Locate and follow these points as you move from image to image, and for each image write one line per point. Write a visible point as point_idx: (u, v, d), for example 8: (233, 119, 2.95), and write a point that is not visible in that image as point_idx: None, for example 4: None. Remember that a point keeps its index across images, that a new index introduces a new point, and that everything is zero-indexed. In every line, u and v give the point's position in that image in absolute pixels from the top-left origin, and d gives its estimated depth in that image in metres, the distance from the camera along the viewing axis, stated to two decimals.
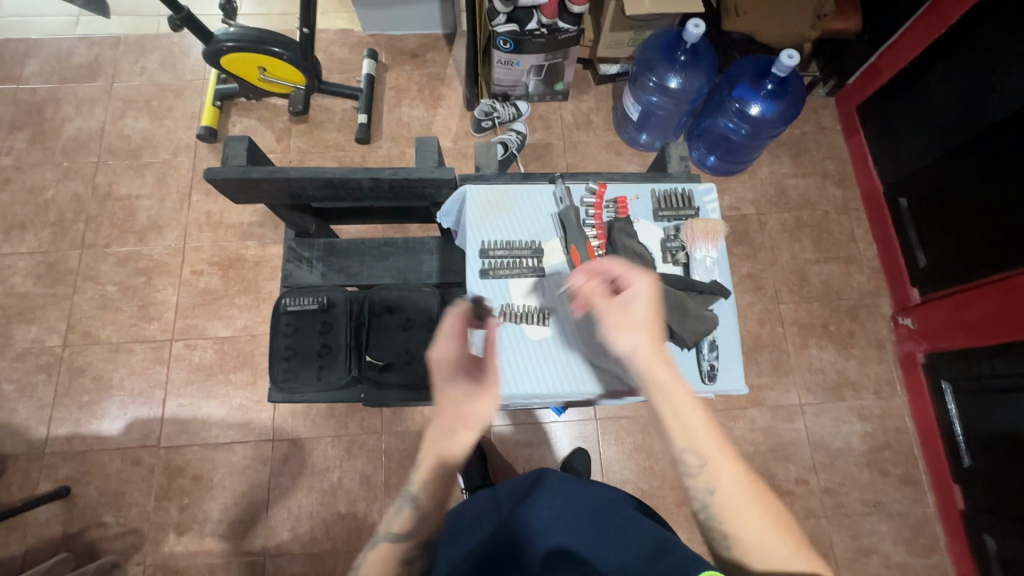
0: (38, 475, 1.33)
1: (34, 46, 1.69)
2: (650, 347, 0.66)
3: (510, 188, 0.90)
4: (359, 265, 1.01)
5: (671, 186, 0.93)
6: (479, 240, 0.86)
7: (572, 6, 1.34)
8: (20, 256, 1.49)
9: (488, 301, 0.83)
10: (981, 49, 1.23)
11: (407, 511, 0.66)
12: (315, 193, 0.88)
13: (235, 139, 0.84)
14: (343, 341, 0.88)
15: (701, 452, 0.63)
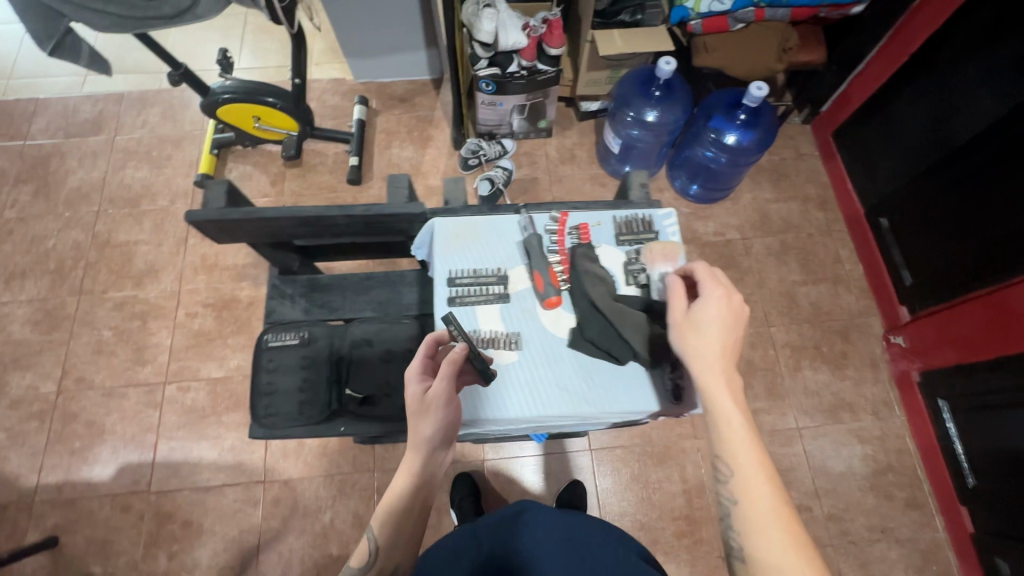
0: (26, 525, 1.31)
1: (41, 104, 1.78)
2: (707, 358, 0.69)
3: (476, 219, 0.92)
4: (341, 299, 0.99)
5: (632, 212, 0.96)
6: (447, 269, 0.88)
7: (549, 49, 1.43)
8: (19, 304, 1.52)
9: (456, 328, 0.84)
10: (944, 73, 1.28)
11: (366, 543, 0.67)
12: (295, 232, 0.91)
13: (216, 183, 0.89)
14: (323, 376, 0.86)
15: (732, 465, 0.64)
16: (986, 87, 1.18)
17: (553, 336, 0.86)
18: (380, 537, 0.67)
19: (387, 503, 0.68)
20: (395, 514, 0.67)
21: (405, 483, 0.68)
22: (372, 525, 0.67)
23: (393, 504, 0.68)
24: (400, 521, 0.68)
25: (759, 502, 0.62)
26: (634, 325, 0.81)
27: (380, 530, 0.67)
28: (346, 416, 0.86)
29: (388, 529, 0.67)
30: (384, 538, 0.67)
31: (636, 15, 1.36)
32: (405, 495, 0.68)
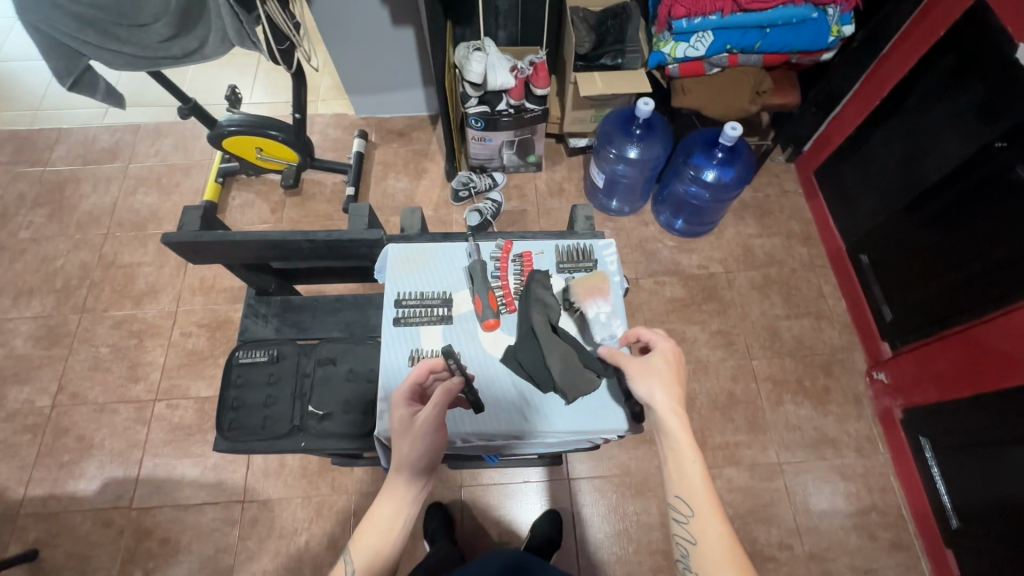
0: (9, 538, 1.34)
1: (64, 134, 1.90)
2: (666, 402, 0.71)
3: (427, 245, 0.95)
4: (310, 320, 0.97)
5: (575, 241, 0.97)
6: (395, 291, 0.91)
7: (536, 88, 1.52)
8: (24, 320, 1.59)
9: (397, 348, 0.86)
10: (915, 116, 1.32)
11: (341, 568, 0.64)
12: (266, 254, 0.91)
13: (191, 209, 0.91)
14: (287, 392, 0.90)
15: (691, 504, 0.66)
16: (952, 130, 1.22)
17: (489, 357, 0.87)
18: (357, 561, 0.64)
19: (368, 524, 0.67)
20: (376, 536, 0.66)
21: (388, 503, 0.68)
22: (350, 548, 0.65)
23: (373, 526, 0.67)
24: (381, 542, 0.66)
25: (714, 543, 0.64)
26: (566, 357, 0.84)
27: (359, 554, 0.64)
28: (305, 433, 0.88)
29: (367, 552, 0.65)
30: (361, 564, 0.64)
31: (618, 58, 1.45)
32: (387, 514, 0.67)
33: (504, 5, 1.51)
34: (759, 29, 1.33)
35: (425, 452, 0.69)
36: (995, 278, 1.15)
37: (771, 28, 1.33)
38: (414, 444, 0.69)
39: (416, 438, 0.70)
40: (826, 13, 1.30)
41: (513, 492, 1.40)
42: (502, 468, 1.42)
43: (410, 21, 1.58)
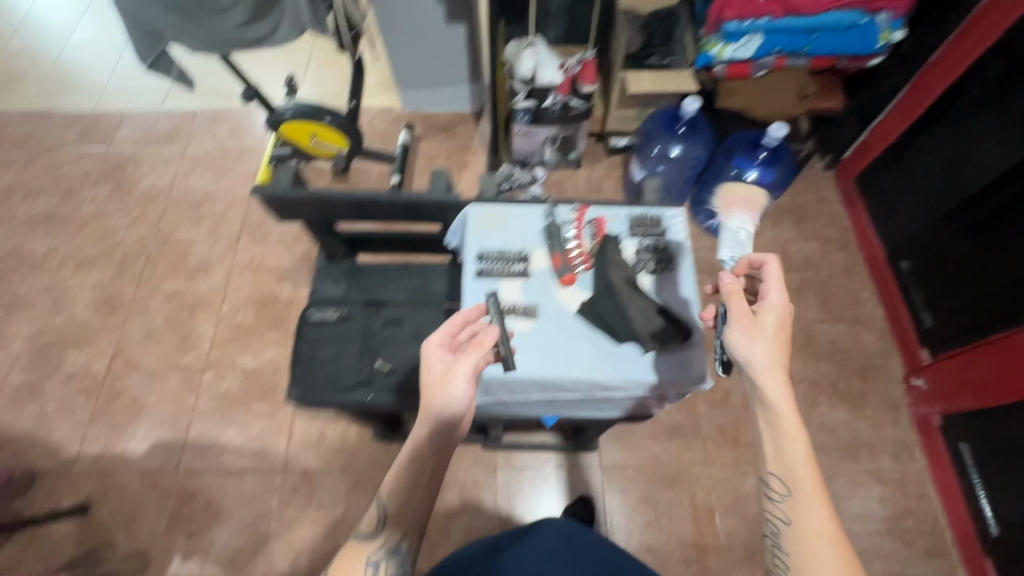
0: (62, 492, 1.40)
1: (127, 117, 2.01)
2: (772, 374, 0.73)
3: (501, 206, 0.97)
4: (377, 284, 1.07)
5: (645, 210, 0.99)
6: (475, 247, 0.92)
7: (584, 86, 1.56)
8: (84, 288, 1.67)
9: (478, 299, 0.87)
10: (959, 124, 1.33)
11: (376, 509, 0.76)
12: (347, 214, 0.99)
13: (285, 166, 0.99)
14: (356, 347, 0.95)
15: (790, 474, 0.70)
16: (997, 137, 1.23)
17: (567, 312, 0.87)
18: (389, 505, 0.75)
19: (398, 473, 0.75)
20: (403, 484, 0.75)
21: (415, 455, 0.75)
22: (382, 492, 0.76)
23: (401, 475, 0.75)
24: (408, 490, 0.75)
25: (814, 522, 0.68)
26: (646, 311, 0.84)
27: (389, 497, 0.75)
28: (373, 387, 0.92)
29: (395, 498, 0.75)
30: (392, 506, 0.75)
31: (665, 58, 1.48)
32: (416, 463, 0.75)
33: (556, 5, 1.56)
34: (806, 33, 1.36)
35: (454, 403, 0.72)
36: None
37: (819, 33, 1.36)
38: (444, 396, 0.72)
39: (445, 390, 0.73)
40: (876, 19, 1.33)
41: (545, 477, 1.42)
42: (536, 453, 1.44)
43: (463, 19, 1.64)
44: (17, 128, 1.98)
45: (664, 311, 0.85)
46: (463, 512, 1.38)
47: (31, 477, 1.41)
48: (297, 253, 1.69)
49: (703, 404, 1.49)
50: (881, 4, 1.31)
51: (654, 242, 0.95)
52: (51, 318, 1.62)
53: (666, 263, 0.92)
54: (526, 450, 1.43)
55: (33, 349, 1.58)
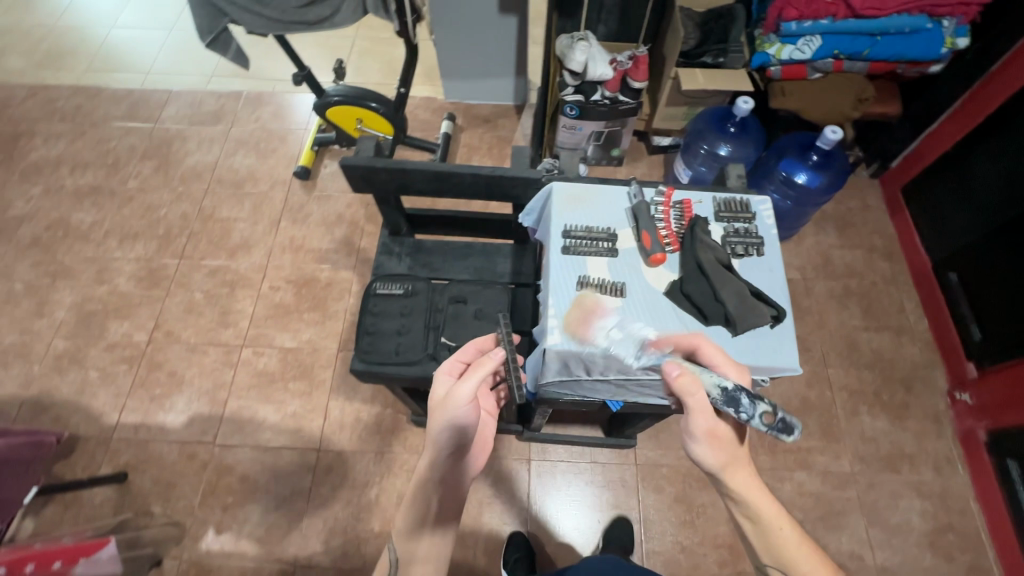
0: (101, 459, 1.41)
1: (173, 95, 2.03)
2: (738, 472, 0.67)
3: (587, 184, 0.97)
4: (441, 262, 1.06)
5: (731, 195, 0.98)
6: (562, 222, 0.92)
7: (634, 82, 1.56)
8: (127, 261, 1.69)
9: (567, 273, 0.87)
10: (1021, 133, 1.31)
11: (388, 555, 0.72)
12: (423, 188, 0.98)
13: (366, 137, 1.01)
14: (421, 322, 0.95)
15: (785, 567, 0.65)
16: None
17: (654, 290, 0.87)
18: (399, 549, 0.71)
19: (407, 508, 0.72)
20: (412, 519, 0.72)
21: (421, 487, 0.72)
22: (394, 532, 0.72)
23: (410, 510, 0.72)
24: (419, 525, 0.71)
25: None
26: (738, 292, 0.84)
27: (399, 537, 0.71)
28: (436, 362, 0.92)
29: (404, 535, 0.71)
30: (404, 548, 0.71)
31: (719, 58, 1.46)
32: (420, 496, 0.72)
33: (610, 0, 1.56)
34: (870, 36, 1.34)
35: (451, 427, 0.69)
36: None
37: (882, 36, 1.34)
38: (440, 421, 0.69)
39: (443, 414, 0.69)
40: (942, 24, 1.32)
41: (580, 471, 1.41)
42: (571, 446, 1.43)
43: (516, 10, 1.64)
44: (66, 102, 2.02)
45: (756, 294, 0.85)
46: (495, 502, 1.37)
47: (71, 442, 1.43)
48: (338, 236, 1.70)
49: None
50: (947, 9, 1.30)
51: (741, 227, 0.94)
52: (95, 288, 1.65)
53: (754, 248, 0.92)
54: (561, 444, 1.43)
55: (77, 317, 1.60)
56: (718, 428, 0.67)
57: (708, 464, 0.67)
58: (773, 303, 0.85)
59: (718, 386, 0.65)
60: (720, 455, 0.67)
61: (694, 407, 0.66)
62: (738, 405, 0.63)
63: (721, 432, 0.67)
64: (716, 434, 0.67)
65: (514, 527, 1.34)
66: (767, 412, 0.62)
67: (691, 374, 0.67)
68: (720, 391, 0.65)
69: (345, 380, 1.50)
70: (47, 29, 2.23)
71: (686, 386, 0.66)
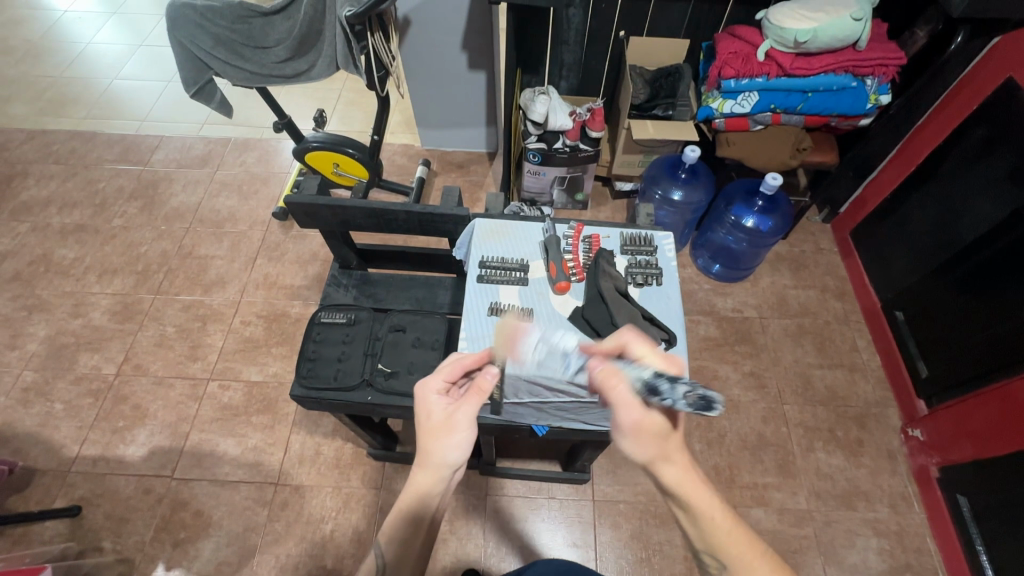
0: (56, 492, 1.41)
1: (164, 141, 2.15)
2: (667, 465, 0.66)
3: (507, 221, 1.08)
4: (385, 293, 1.16)
5: (638, 231, 1.08)
6: (480, 255, 1.02)
7: (591, 131, 1.66)
8: (104, 296, 1.74)
9: (479, 300, 0.96)
10: (948, 180, 1.40)
11: (373, 558, 0.68)
12: (363, 223, 1.07)
13: (311, 176, 1.09)
14: (361, 349, 1.01)
15: (721, 557, 0.63)
16: (987, 193, 1.29)
17: (559, 315, 0.95)
18: (388, 554, 0.68)
19: (395, 524, 0.69)
20: (403, 533, 0.69)
21: (415, 504, 0.70)
22: (380, 542, 0.69)
23: (402, 521, 0.69)
24: (410, 537, 0.69)
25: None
26: (631, 315, 0.92)
27: (388, 546, 0.68)
28: (372, 387, 0.98)
29: (396, 547, 0.68)
30: (392, 555, 0.68)
31: (668, 110, 1.60)
32: (414, 513, 0.70)
33: (569, 59, 1.71)
34: (801, 93, 1.47)
35: (458, 451, 0.71)
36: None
37: (813, 93, 1.47)
38: (449, 446, 0.71)
39: (450, 439, 0.71)
40: (865, 83, 1.45)
41: (537, 507, 1.41)
42: (530, 481, 1.44)
43: (484, 67, 1.77)
44: (62, 145, 2.13)
45: (649, 319, 0.93)
46: (451, 539, 1.35)
47: (28, 475, 1.43)
48: (310, 273, 1.76)
49: (697, 443, 1.49)
50: (869, 69, 1.42)
51: (643, 259, 1.03)
52: (70, 322, 1.69)
53: (653, 278, 1.00)
54: (518, 478, 1.43)
55: (48, 350, 1.63)
56: (645, 421, 0.65)
57: (636, 457, 0.66)
58: (665, 327, 0.93)
59: (640, 378, 0.64)
60: (648, 448, 0.65)
61: (617, 400, 0.66)
62: (659, 393, 0.61)
63: (649, 428, 0.65)
64: (643, 429, 0.65)
65: (469, 564, 1.33)
66: (687, 391, 0.58)
67: (614, 368, 0.68)
68: (642, 382, 0.64)
69: (307, 414, 1.51)
70: (51, 79, 2.38)
71: (610, 382, 0.66)
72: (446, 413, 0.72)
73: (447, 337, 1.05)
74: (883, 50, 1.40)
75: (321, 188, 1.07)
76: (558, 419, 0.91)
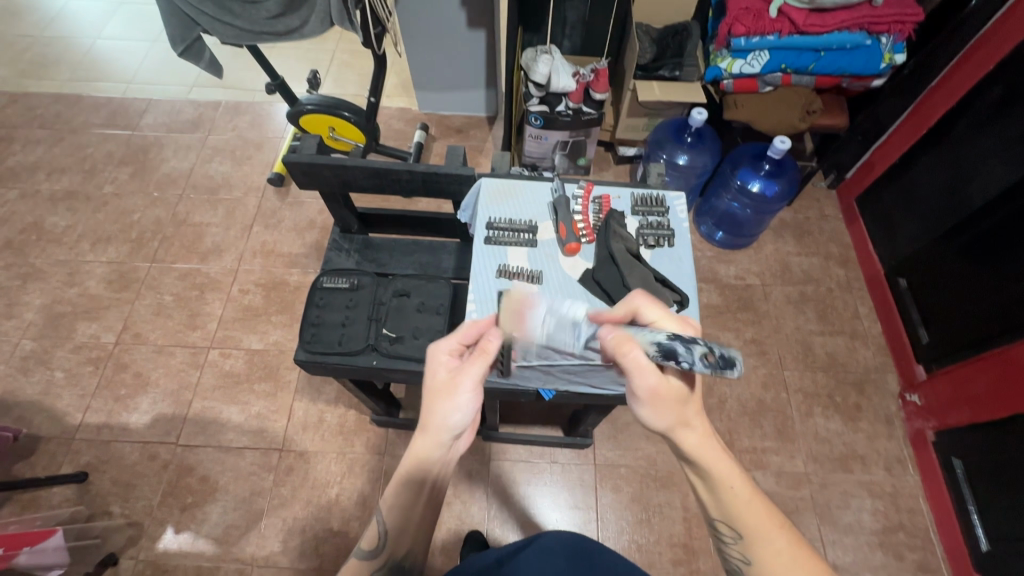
0: (63, 459, 1.42)
1: (153, 104, 2.07)
2: (688, 434, 0.66)
3: (514, 180, 1.05)
4: (388, 257, 1.15)
5: (649, 191, 1.06)
6: (487, 216, 1.00)
7: (595, 93, 1.60)
8: (99, 264, 1.71)
9: (488, 262, 0.94)
10: (960, 145, 1.36)
11: (376, 526, 0.71)
12: (363, 185, 1.05)
13: (309, 136, 1.05)
14: (364, 313, 1.00)
15: (738, 526, 0.63)
16: (998, 157, 1.26)
17: (568, 277, 0.94)
18: (389, 522, 0.70)
19: (396, 486, 0.70)
20: (403, 499, 0.70)
21: (414, 469, 0.70)
22: (382, 509, 0.70)
23: (402, 488, 0.70)
24: (410, 505, 0.71)
25: (778, 556, 0.61)
26: (643, 276, 0.90)
27: (389, 514, 0.70)
28: (378, 352, 0.98)
29: (397, 513, 0.70)
30: (393, 521, 0.70)
31: (675, 71, 1.56)
32: (413, 478, 0.70)
33: (572, 17, 1.64)
34: (814, 52, 1.43)
35: (459, 414, 0.70)
36: None
37: (825, 52, 1.42)
38: (450, 409, 0.70)
39: (452, 402, 0.70)
40: (880, 41, 1.40)
41: (540, 471, 1.43)
42: (532, 446, 1.45)
43: (484, 25, 1.70)
44: (46, 109, 2.05)
45: (661, 281, 0.92)
46: (455, 502, 1.38)
47: (32, 442, 1.43)
48: (309, 240, 1.74)
49: None
50: (884, 27, 1.38)
51: (654, 220, 1.01)
52: (65, 291, 1.66)
53: (665, 239, 0.99)
54: (521, 444, 1.45)
55: (45, 319, 1.62)
56: (663, 387, 0.64)
57: (655, 424, 0.66)
58: (677, 288, 0.92)
59: (654, 342, 0.60)
60: (667, 415, 0.65)
61: (632, 366, 0.63)
62: (675, 356, 0.57)
63: (667, 393, 0.64)
64: (660, 395, 0.64)
65: (473, 526, 1.35)
66: (705, 352, 0.55)
67: (627, 334, 0.64)
68: (656, 347, 0.60)
69: (310, 382, 1.51)
70: (30, 39, 2.27)
71: (624, 348, 0.63)
72: (450, 376, 0.71)
73: (451, 301, 1.04)
74: (900, 7, 1.36)
75: (320, 148, 1.04)
76: (565, 383, 0.92)
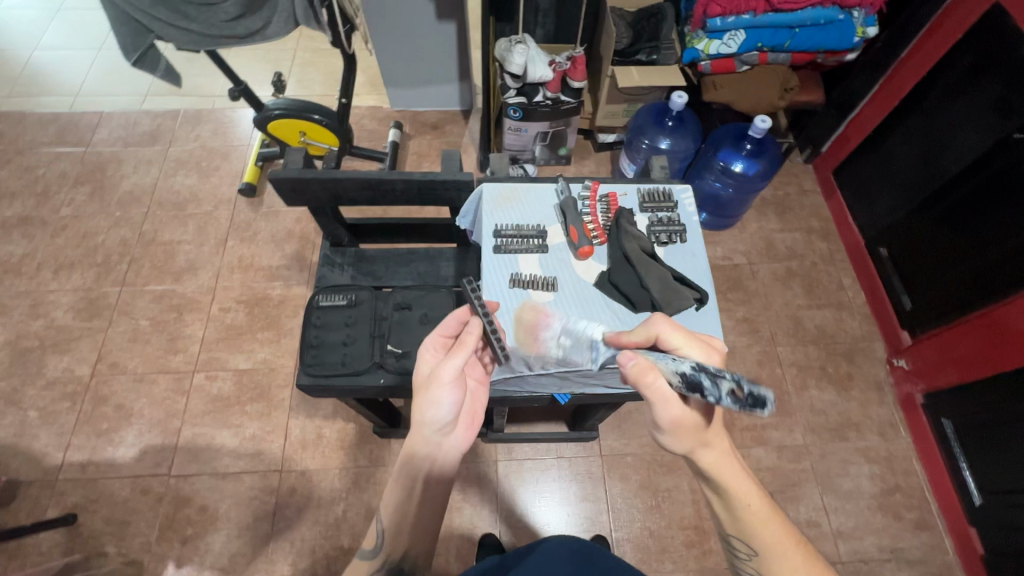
0: (47, 502, 1.34)
1: (105, 117, 1.95)
2: (707, 449, 0.64)
3: (517, 184, 1.02)
4: (384, 269, 1.11)
5: (655, 186, 1.05)
6: (493, 223, 0.97)
7: (572, 81, 1.56)
8: (64, 292, 1.62)
9: (500, 272, 0.91)
10: (931, 114, 1.39)
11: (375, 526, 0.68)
12: (354, 196, 1.01)
13: (292, 148, 1.00)
14: (366, 330, 0.97)
15: (755, 542, 0.62)
16: (970, 125, 1.29)
17: (584, 282, 0.93)
18: (386, 520, 0.67)
19: (394, 486, 0.69)
20: (398, 495, 0.68)
21: (404, 465, 0.68)
22: (381, 509, 0.68)
23: (397, 487, 0.68)
24: (406, 500, 0.68)
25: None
26: (662, 278, 0.90)
27: (387, 515, 0.67)
28: (384, 370, 0.94)
29: (393, 512, 0.67)
30: (391, 523, 0.67)
31: (652, 54, 1.55)
32: (407, 477, 0.68)
33: (544, 4, 1.60)
34: (788, 29, 1.44)
35: (438, 408, 0.68)
36: (1003, 270, 1.22)
37: (800, 28, 1.44)
38: (428, 402, 0.68)
39: (430, 395, 0.68)
40: (852, 15, 1.42)
41: (547, 467, 1.42)
42: (537, 443, 1.45)
43: (452, 16, 1.64)
44: None
45: (679, 280, 0.91)
46: (465, 506, 1.36)
47: (12, 488, 1.35)
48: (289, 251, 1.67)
49: None
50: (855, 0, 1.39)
51: (664, 216, 1.00)
52: (30, 324, 1.56)
53: (677, 235, 0.98)
54: (526, 442, 1.44)
55: (11, 356, 1.52)
56: (687, 415, 0.63)
57: (674, 449, 0.64)
58: (695, 286, 0.91)
59: (679, 373, 0.60)
60: (687, 441, 0.64)
61: (654, 395, 0.62)
62: (701, 390, 0.58)
63: (689, 423, 0.63)
64: (683, 424, 0.63)
65: (486, 530, 1.34)
66: (732, 388, 0.55)
67: (648, 362, 0.63)
68: (681, 378, 0.60)
69: (304, 398, 1.47)
70: None
71: (648, 378, 0.62)
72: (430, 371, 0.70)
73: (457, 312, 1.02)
74: None
75: (306, 161, 0.99)
76: (585, 386, 0.91)
